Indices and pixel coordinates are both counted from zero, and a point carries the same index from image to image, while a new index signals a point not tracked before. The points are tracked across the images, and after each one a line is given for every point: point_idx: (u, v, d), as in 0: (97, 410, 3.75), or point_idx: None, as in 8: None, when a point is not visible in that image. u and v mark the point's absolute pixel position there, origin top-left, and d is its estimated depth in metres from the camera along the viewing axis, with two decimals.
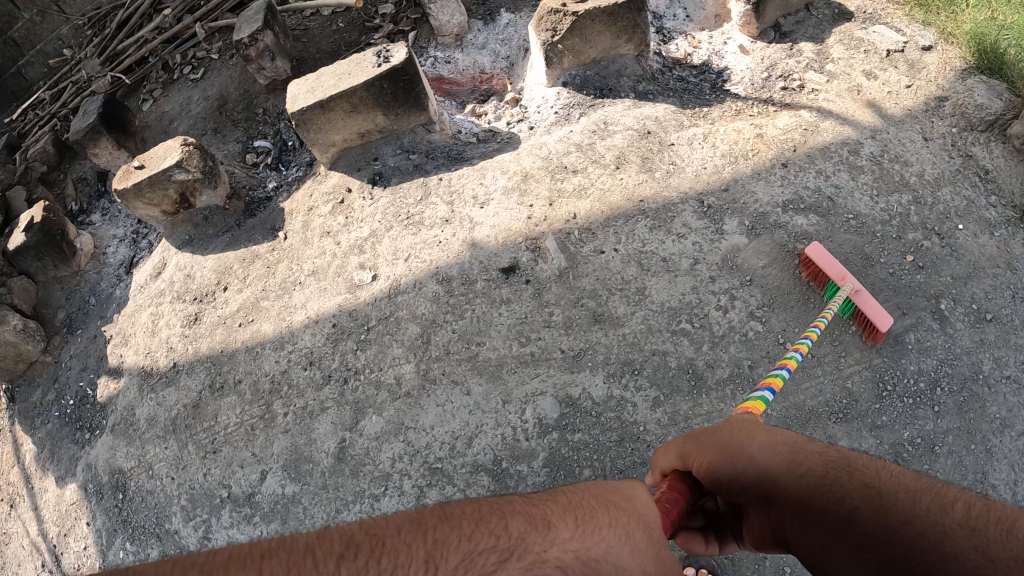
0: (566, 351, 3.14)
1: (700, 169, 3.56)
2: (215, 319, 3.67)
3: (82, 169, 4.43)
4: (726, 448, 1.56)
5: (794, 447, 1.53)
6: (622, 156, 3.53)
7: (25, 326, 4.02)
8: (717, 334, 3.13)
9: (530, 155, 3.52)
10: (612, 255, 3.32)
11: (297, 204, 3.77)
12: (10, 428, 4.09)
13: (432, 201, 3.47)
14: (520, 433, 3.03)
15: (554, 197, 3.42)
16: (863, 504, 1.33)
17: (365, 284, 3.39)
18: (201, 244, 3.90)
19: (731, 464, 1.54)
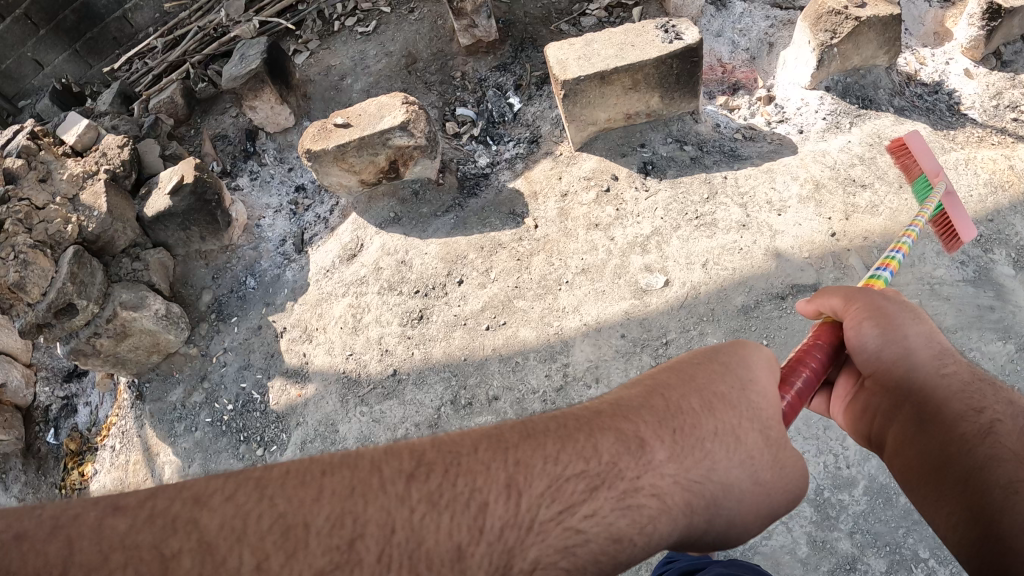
0: None
1: (967, 197, 3.21)
2: (451, 319, 3.06)
3: (223, 127, 3.87)
4: (884, 317, 1.48)
5: (946, 354, 1.46)
6: (902, 174, 3.19)
7: (168, 311, 3.39)
8: (1005, 367, 2.86)
9: (815, 162, 3.24)
10: (907, 276, 3.08)
11: (540, 187, 3.27)
12: (140, 433, 3.49)
13: (722, 201, 3.16)
14: (840, 462, 2.63)
15: (849, 211, 3.09)
16: (1005, 418, 1.33)
17: (657, 289, 3.00)
18: (412, 224, 3.29)
19: (877, 334, 1.47)
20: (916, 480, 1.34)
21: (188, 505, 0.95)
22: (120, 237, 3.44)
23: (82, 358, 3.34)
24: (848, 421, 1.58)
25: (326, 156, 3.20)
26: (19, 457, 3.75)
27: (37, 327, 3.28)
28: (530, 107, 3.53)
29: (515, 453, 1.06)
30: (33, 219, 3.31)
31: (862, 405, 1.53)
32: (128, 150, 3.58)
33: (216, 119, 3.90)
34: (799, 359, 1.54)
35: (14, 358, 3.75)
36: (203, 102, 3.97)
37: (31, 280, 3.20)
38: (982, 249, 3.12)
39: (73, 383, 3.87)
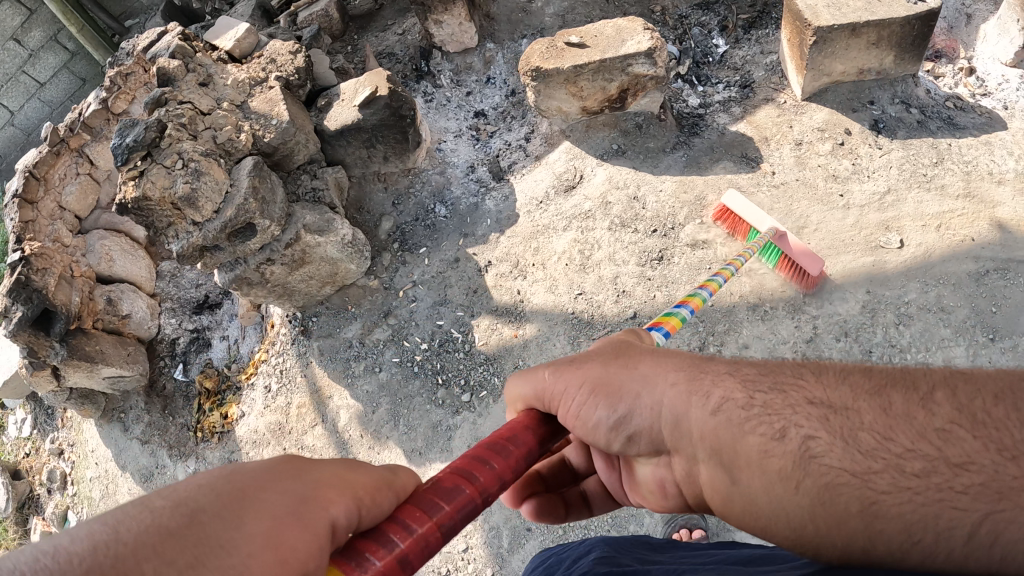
0: None
1: None
2: (695, 262, 2.88)
3: (389, 44, 3.60)
4: (610, 387, 1.17)
5: (696, 376, 1.13)
6: None
7: (354, 239, 3.09)
8: None
9: None
10: None
11: (770, 133, 3.14)
12: (306, 374, 3.24)
13: (948, 167, 3.12)
14: None
15: None
16: (818, 429, 0.97)
17: (896, 247, 2.95)
18: (641, 158, 3.09)
19: (604, 405, 1.17)
20: (794, 547, 0.98)
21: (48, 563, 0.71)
22: (299, 151, 3.08)
23: (246, 287, 3.07)
24: (653, 501, 1.24)
25: (556, 77, 2.98)
26: (140, 394, 3.62)
27: (201, 248, 2.91)
28: (738, 51, 3.38)
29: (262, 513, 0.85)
30: (198, 124, 2.94)
31: (662, 478, 1.19)
32: (302, 58, 3.23)
33: (377, 36, 3.63)
34: (475, 462, 1.14)
35: (139, 288, 3.55)
36: (357, 19, 3.72)
37: (204, 194, 2.80)
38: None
39: (203, 315, 3.67)
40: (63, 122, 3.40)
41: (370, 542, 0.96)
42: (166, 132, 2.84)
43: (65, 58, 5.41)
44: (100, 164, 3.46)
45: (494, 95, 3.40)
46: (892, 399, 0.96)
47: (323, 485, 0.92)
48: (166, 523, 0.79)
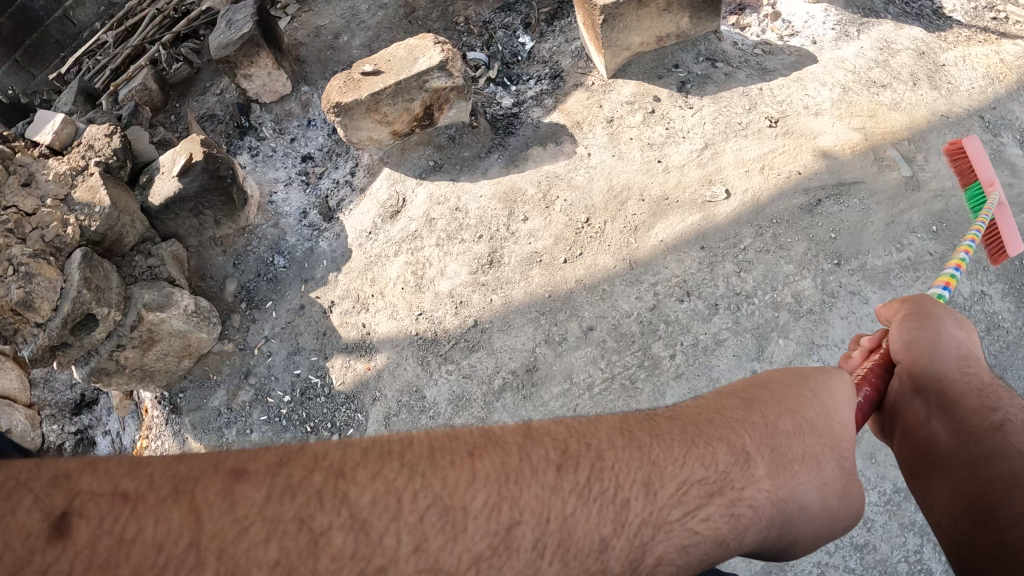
0: (934, 254, 2.99)
1: (971, 89, 3.31)
2: (524, 257, 2.91)
3: (210, 106, 3.63)
4: (925, 316, 1.49)
5: (845, 381, 1.26)
6: (914, 73, 3.32)
7: (198, 308, 3.09)
8: None
9: (838, 68, 3.29)
10: (937, 159, 3.14)
11: (582, 117, 3.15)
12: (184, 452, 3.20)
13: (762, 110, 3.14)
14: None
15: (877, 108, 3.20)
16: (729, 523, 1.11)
17: (722, 200, 2.97)
18: (458, 168, 3.10)
19: (917, 329, 1.48)
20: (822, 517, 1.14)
21: (198, 512, 0.80)
22: (129, 234, 3.13)
23: (105, 377, 3.02)
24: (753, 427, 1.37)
25: (358, 108, 2.99)
26: None
27: (50, 349, 2.88)
28: (543, 44, 3.41)
29: (330, 484, 0.86)
30: (25, 227, 2.95)
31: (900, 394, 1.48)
32: (117, 138, 3.29)
33: (198, 101, 3.66)
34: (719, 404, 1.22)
35: (14, 401, 3.39)
36: (177, 86, 3.73)
37: (40, 295, 2.80)
38: (994, 133, 3.23)
39: (84, 416, 3.64)
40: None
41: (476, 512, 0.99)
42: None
43: None
44: None
45: (317, 136, 3.48)
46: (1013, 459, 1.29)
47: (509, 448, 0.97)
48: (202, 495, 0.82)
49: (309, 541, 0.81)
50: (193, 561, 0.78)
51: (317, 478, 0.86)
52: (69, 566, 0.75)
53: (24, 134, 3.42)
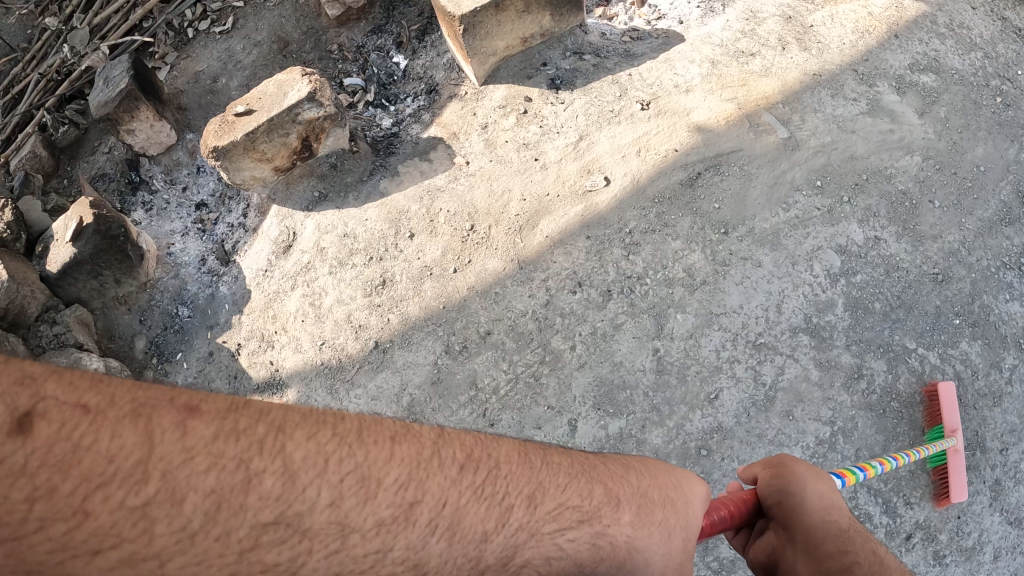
0: (820, 209, 3.10)
1: (842, 45, 3.42)
2: (417, 272, 2.95)
3: (100, 165, 3.63)
4: (785, 474, 1.59)
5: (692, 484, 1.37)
6: (782, 38, 3.40)
7: (108, 368, 3.08)
8: (917, 175, 3.19)
9: (704, 44, 3.33)
10: (816, 118, 3.25)
11: (458, 127, 3.19)
12: None
13: (634, 94, 3.19)
14: (817, 288, 2.97)
15: (746, 76, 3.28)
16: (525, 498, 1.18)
17: (602, 187, 3.02)
18: (341, 196, 3.13)
19: (776, 488, 1.58)
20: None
21: (41, 400, 0.85)
22: (30, 304, 3.15)
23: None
24: None
25: (235, 150, 3.04)
26: None
27: None
28: (417, 61, 3.46)
29: (211, 449, 0.91)
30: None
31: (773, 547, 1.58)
32: (9, 211, 3.30)
33: (87, 162, 3.66)
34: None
35: None
36: (66, 149, 3.72)
37: None
38: (868, 85, 3.34)
39: None
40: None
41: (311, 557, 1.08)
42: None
43: None
44: None
45: (208, 181, 3.53)
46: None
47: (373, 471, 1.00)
48: (86, 436, 0.85)
49: (159, 489, 0.86)
50: (141, 475, 0.86)
51: (174, 422, 0.91)
52: (23, 459, 0.80)
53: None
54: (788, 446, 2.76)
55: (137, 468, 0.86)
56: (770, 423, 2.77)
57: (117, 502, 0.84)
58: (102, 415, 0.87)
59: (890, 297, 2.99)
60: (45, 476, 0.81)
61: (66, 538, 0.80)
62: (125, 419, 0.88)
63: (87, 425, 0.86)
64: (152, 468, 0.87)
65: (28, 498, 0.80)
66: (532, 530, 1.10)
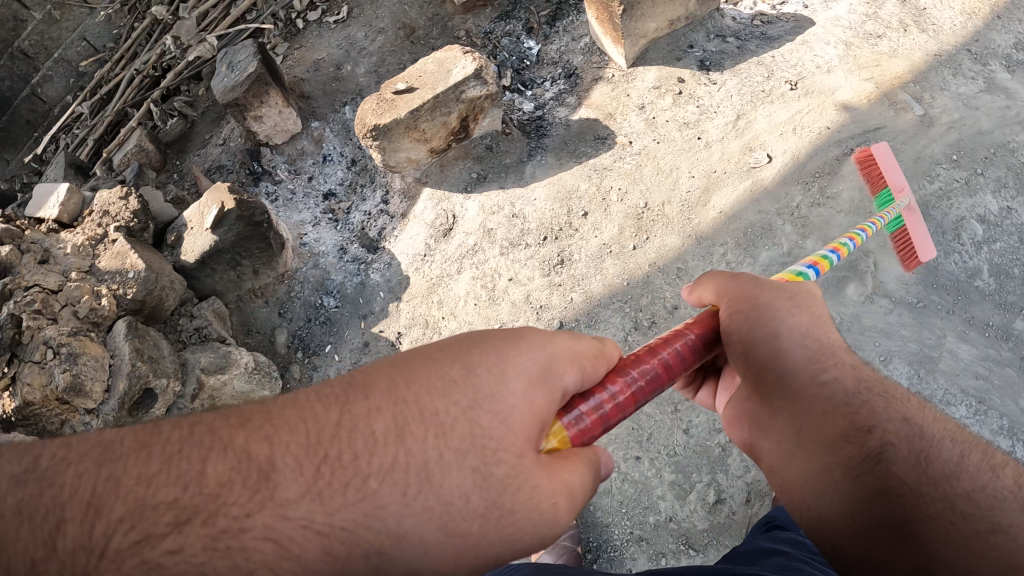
0: (959, 180, 3.17)
1: (953, 27, 3.50)
2: (593, 252, 2.91)
3: (215, 157, 3.50)
4: (755, 309, 1.26)
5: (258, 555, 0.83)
6: (902, 20, 3.49)
7: (257, 363, 2.98)
8: None
9: (836, 28, 3.40)
10: (943, 96, 3.34)
11: (612, 108, 3.19)
12: None
13: (780, 75, 3.25)
14: (965, 256, 3.06)
15: (878, 58, 3.36)
16: (900, 439, 1.13)
17: (766, 163, 3.05)
18: (503, 177, 3.08)
19: (747, 324, 1.26)
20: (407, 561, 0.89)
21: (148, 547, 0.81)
22: (168, 296, 2.99)
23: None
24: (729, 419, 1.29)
25: (397, 128, 2.93)
26: None
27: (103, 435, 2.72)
28: (551, 46, 3.45)
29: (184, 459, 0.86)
30: (53, 305, 2.78)
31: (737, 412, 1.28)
32: (134, 199, 3.17)
33: (198, 154, 3.52)
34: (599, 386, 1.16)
35: None
36: (175, 144, 3.58)
37: (88, 377, 2.62)
38: (982, 65, 3.44)
39: None
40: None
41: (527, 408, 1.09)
42: (25, 326, 2.66)
43: None
44: None
45: (335, 170, 3.41)
46: (970, 451, 1.13)
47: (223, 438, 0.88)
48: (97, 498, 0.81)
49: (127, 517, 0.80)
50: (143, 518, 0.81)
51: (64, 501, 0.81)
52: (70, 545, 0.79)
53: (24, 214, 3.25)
54: (965, 408, 2.76)
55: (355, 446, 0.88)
56: (939, 384, 2.81)
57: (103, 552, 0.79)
58: (410, 409, 0.91)
59: None
60: (249, 502, 0.82)
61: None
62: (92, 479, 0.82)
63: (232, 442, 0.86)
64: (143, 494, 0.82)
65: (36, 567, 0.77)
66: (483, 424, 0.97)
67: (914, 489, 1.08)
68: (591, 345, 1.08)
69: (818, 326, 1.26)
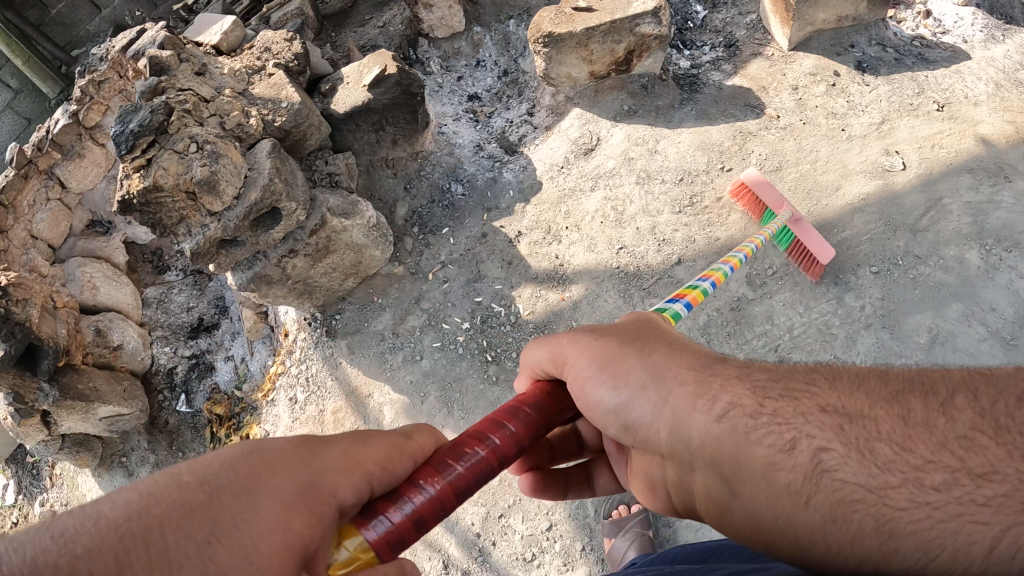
0: None
1: None
2: (723, 202, 2.99)
3: (370, 36, 3.61)
4: (613, 360, 1.25)
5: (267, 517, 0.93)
6: None
7: (377, 223, 3.08)
8: None
9: (992, 66, 3.48)
10: None
11: (767, 82, 3.30)
12: (341, 378, 3.19)
13: (930, 95, 3.35)
14: None
15: None
16: (830, 439, 0.99)
17: (901, 169, 3.15)
18: (653, 115, 3.18)
19: (610, 382, 1.23)
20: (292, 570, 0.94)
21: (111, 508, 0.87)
22: (311, 135, 3.04)
23: (267, 284, 3.02)
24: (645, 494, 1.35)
25: (569, 41, 3.04)
26: (142, 433, 3.57)
27: (218, 243, 2.80)
28: (716, 14, 3.57)
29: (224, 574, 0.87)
30: (202, 111, 2.81)
31: (653, 481, 1.29)
32: (296, 44, 3.27)
33: (357, 31, 3.64)
34: (480, 435, 1.20)
35: (126, 317, 3.54)
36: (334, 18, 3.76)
37: (223, 178, 2.68)
38: None
39: (198, 341, 3.66)
40: (29, 143, 3.40)
41: (421, 472, 1.14)
42: (173, 117, 2.69)
43: (8, 97, 5.41)
44: (68, 185, 3.53)
45: (485, 77, 3.53)
46: (910, 406, 0.99)
47: (325, 469, 1.01)
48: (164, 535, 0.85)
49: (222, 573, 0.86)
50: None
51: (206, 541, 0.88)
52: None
53: (184, 35, 3.40)
54: None
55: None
56: None
57: None
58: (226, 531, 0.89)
59: None
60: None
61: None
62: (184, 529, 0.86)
63: (188, 535, 0.86)
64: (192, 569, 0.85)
65: None
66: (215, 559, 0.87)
67: (870, 485, 0.93)
68: (381, 446, 1.09)
69: (620, 376, 1.22)
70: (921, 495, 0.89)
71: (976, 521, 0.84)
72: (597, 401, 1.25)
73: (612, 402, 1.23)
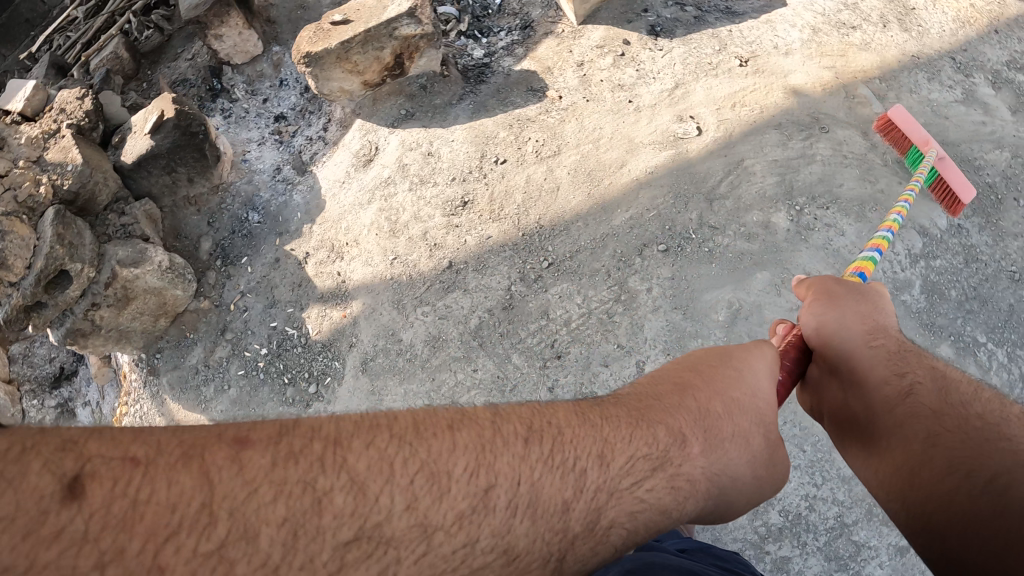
0: (907, 183, 3.08)
1: (943, 32, 3.39)
2: (498, 196, 2.92)
3: (181, 71, 3.63)
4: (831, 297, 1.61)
5: (430, 471, 0.83)
6: (884, 16, 3.37)
7: (173, 263, 3.08)
8: (1006, 171, 3.19)
9: (807, 10, 3.30)
10: (911, 98, 3.17)
11: (552, 62, 3.17)
12: (161, 414, 3.12)
13: (733, 50, 3.14)
14: (896, 266, 2.97)
15: (845, 47, 3.22)
16: (925, 381, 1.44)
17: (694, 135, 2.96)
18: (430, 115, 3.12)
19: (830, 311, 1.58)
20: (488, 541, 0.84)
21: (233, 429, 0.80)
22: (102, 191, 3.10)
23: (82, 338, 2.99)
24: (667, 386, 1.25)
25: (328, 57, 3.00)
26: None
27: (25, 312, 2.81)
28: None
29: (327, 452, 0.80)
30: None
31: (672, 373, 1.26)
32: (89, 101, 3.31)
33: (169, 67, 3.67)
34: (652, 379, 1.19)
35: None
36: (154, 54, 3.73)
37: (12, 253, 2.73)
38: (965, 74, 3.31)
39: (62, 390, 3.82)
40: None
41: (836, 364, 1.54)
42: None
43: None
44: None
45: (290, 95, 3.52)
46: (969, 393, 1.42)
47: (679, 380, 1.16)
48: (352, 461, 0.80)
49: (311, 498, 0.76)
50: (209, 519, 0.71)
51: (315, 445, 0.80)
52: (241, 484, 0.75)
53: None
54: None
55: (304, 522, 0.74)
56: None
57: (332, 530, 0.75)
58: (417, 450, 0.85)
59: (967, 289, 3.00)
60: (395, 524, 0.78)
61: (284, 516, 0.74)
62: (386, 465, 0.81)
63: (407, 460, 0.83)
64: (266, 468, 0.76)
65: (97, 567, 0.66)
66: (360, 481, 0.79)
67: (949, 429, 1.31)
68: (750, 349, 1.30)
69: (871, 306, 1.59)
70: (956, 426, 1.31)
71: (1005, 438, 1.25)
72: (819, 320, 1.58)
73: (814, 318, 1.59)
